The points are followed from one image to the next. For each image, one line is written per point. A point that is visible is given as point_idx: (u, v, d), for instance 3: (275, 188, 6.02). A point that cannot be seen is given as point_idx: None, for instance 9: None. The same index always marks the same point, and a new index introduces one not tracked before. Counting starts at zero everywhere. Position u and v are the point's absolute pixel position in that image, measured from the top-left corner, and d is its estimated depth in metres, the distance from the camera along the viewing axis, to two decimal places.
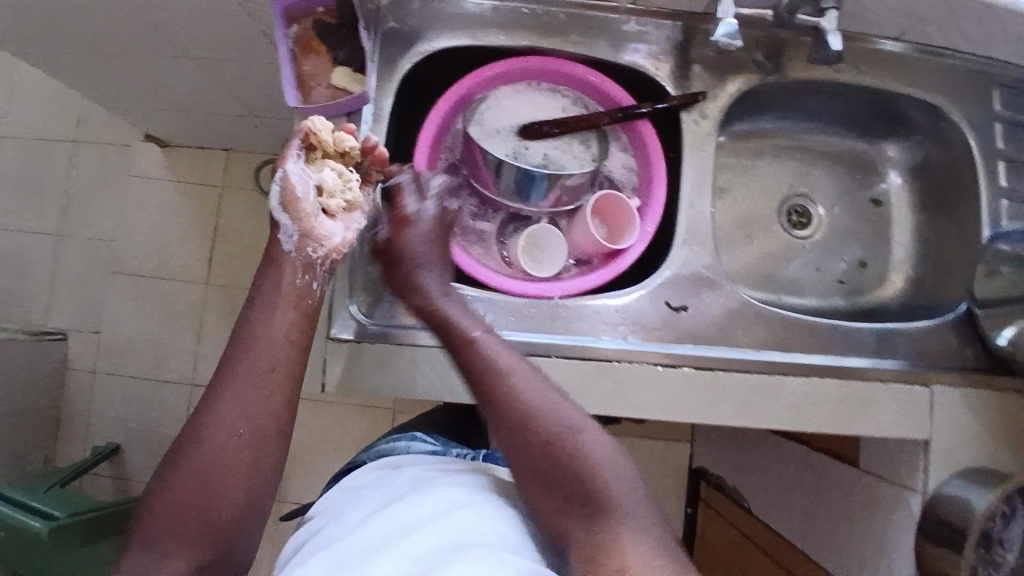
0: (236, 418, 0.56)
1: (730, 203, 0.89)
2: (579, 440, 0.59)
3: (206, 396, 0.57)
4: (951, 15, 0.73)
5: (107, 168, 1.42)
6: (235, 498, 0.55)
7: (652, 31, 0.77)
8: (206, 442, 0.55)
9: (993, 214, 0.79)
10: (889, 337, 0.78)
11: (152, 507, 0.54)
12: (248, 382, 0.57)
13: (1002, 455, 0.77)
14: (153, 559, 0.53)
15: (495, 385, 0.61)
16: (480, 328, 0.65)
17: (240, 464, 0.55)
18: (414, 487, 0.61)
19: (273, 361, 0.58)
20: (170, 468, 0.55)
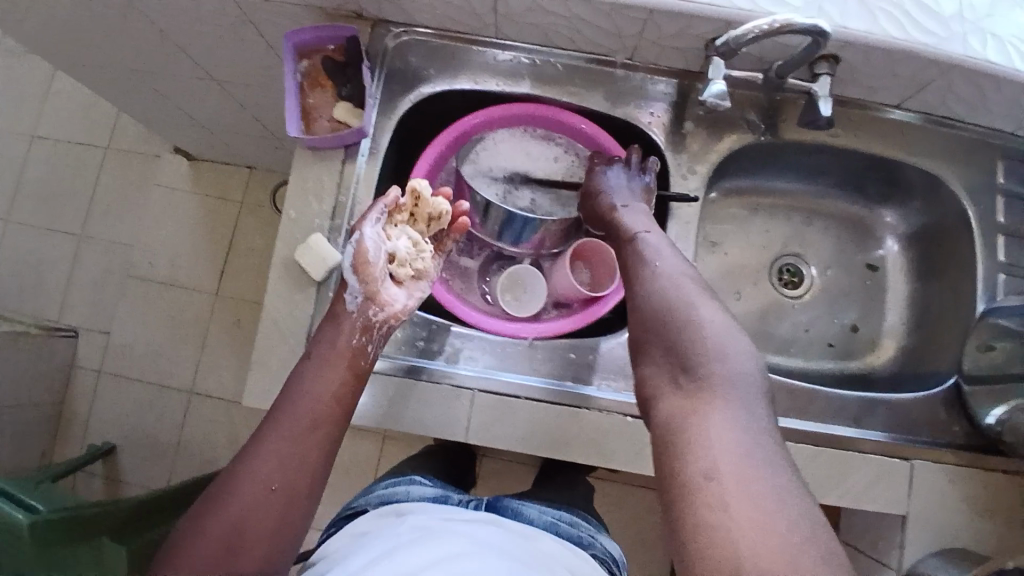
0: (273, 470, 0.58)
1: (721, 256, 0.89)
2: (704, 326, 0.54)
3: (253, 443, 0.59)
4: (949, 85, 0.74)
5: (134, 175, 1.47)
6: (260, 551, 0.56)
7: (647, 87, 0.81)
8: (244, 489, 0.57)
9: (987, 285, 0.79)
10: (872, 405, 0.76)
11: (185, 545, 0.56)
12: (290, 437, 0.59)
13: (983, 536, 0.75)
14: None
15: (638, 264, 0.63)
16: (651, 232, 0.67)
17: (271, 516, 0.57)
18: (422, 533, 0.65)
19: (318, 419, 0.60)
20: (202, 513, 0.57)
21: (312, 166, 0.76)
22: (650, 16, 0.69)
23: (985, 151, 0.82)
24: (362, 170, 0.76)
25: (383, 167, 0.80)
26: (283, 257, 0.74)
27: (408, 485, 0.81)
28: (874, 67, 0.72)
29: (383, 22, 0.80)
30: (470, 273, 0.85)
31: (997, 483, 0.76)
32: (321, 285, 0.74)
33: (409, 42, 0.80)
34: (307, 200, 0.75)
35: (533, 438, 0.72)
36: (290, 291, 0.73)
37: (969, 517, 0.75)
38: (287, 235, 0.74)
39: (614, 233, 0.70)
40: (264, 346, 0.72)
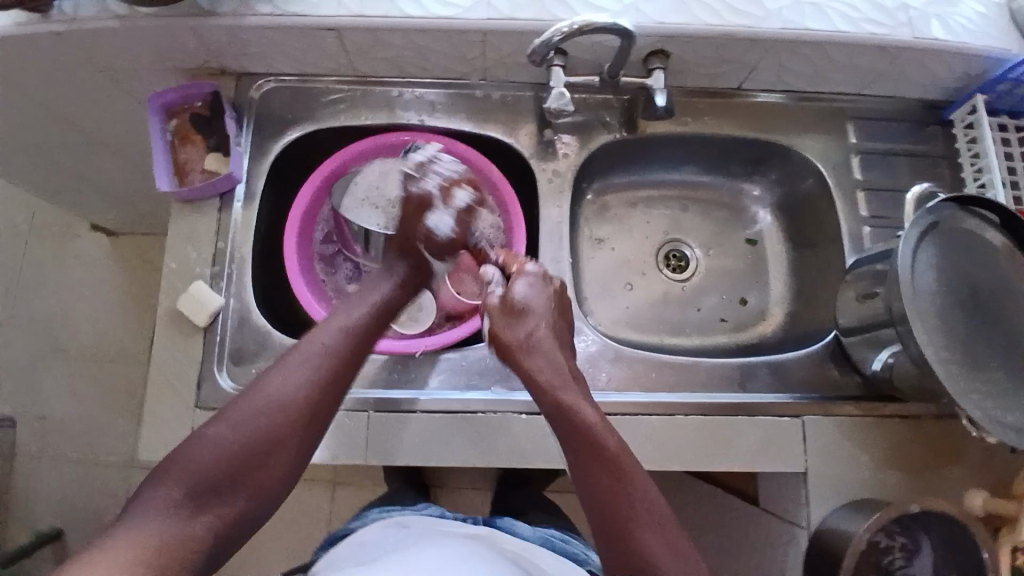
0: (302, 398, 0.60)
1: (606, 252, 0.95)
2: (649, 528, 0.56)
3: (281, 366, 0.61)
4: (777, 60, 0.79)
5: (56, 256, 1.46)
6: (273, 483, 0.58)
7: (505, 102, 0.86)
8: (276, 415, 0.58)
9: (853, 241, 0.82)
10: (751, 369, 0.81)
11: (195, 457, 0.55)
12: (319, 372, 0.61)
13: (882, 481, 0.77)
14: (189, 507, 0.53)
15: (605, 464, 0.58)
16: (590, 404, 0.62)
17: (289, 448, 0.59)
18: (437, 536, 0.72)
19: (349, 355, 0.64)
20: (229, 419, 0.58)
21: (188, 217, 0.80)
22: (485, 37, 0.76)
23: (835, 116, 0.86)
24: (237, 214, 0.81)
25: (261, 210, 0.84)
26: (167, 308, 0.77)
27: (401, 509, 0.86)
28: (700, 54, 0.78)
29: (246, 75, 0.84)
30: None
31: (894, 429, 0.79)
32: (206, 330, 0.77)
33: (271, 90, 0.85)
34: (185, 251, 0.79)
35: (429, 448, 0.75)
36: (177, 340, 0.76)
37: (870, 467, 0.77)
38: (170, 288, 0.78)
39: (533, 381, 0.64)
40: (158, 396, 0.74)
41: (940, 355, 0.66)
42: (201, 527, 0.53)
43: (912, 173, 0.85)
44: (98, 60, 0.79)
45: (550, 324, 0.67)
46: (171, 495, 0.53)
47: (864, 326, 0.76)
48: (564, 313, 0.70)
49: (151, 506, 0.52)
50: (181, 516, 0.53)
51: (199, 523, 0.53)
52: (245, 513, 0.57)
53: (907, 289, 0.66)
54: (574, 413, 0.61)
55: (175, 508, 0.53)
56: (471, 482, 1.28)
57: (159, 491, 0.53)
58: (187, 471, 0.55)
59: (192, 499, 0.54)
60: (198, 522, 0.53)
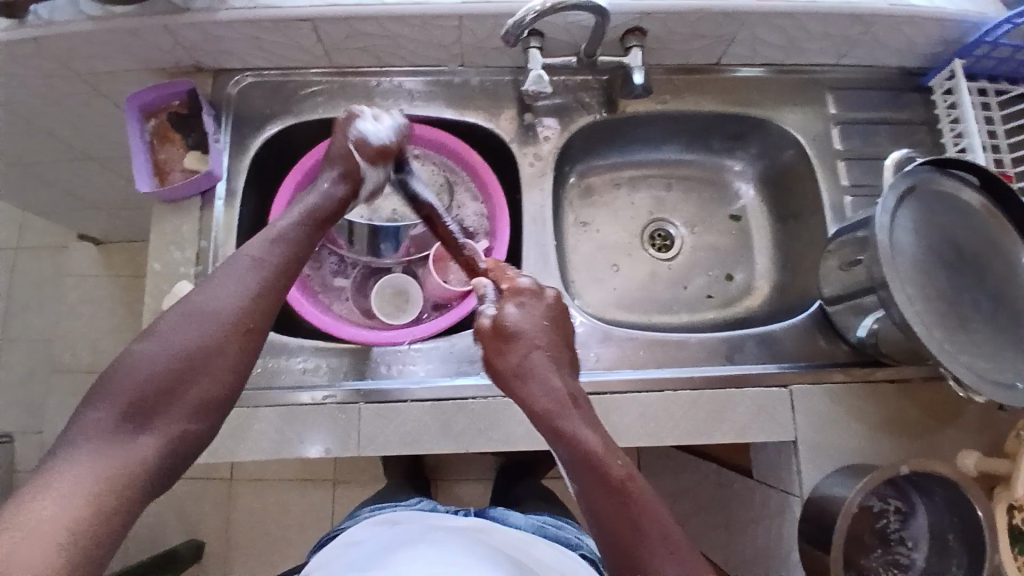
0: (238, 307, 0.55)
1: (592, 234, 0.95)
2: (657, 547, 0.52)
3: (212, 278, 0.56)
4: (752, 34, 0.80)
5: (44, 269, 1.45)
6: (217, 396, 0.54)
7: (485, 88, 0.86)
8: (209, 326, 0.54)
9: (835, 211, 0.83)
10: (739, 341, 0.81)
11: (123, 379, 0.51)
12: (255, 279, 0.57)
13: (874, 448, 0.77)
14: (125, 429, 0.49)
15: (603, 485, 0.55)
16: (592, 428, 0.58)
17: (230, 359, 0.54)
18: (427, 532, 0.72)
19: (283, 259, 0.59)
20: (157, 336, 0.53)
21: (170, 217, 0.80)
22: (460, 22, 0.76)
23: (812, 88, 0.87)
24: (219, 213, 0.81)
25: (243, 208, 0.84)
26: (154, 309, 0.77)
27: (394, 505, 0.86)
28: (676, 30, 0.78)
29: (222, 73, 0.85)
30: (346, 291, 0.89)
31: (883, 395, 0.79)
32: None
33: (249, 87, 0.85)
34: (170, 251, 0.79)
35: (422, 437, 0.76)
36: None
37: (862, 433, 0.77)
38: (156, 288, 0.78)
39: (532, 409, 0.60)
40: None
41: (923, 316, 0.67)
42: (142, 447, 0.49)
43: (891, 140, 0.85)
44: (74, 65, 0.79)
45: (547, 349, 0.63)
46: (104, 421, 0.49)
47: (849, 294, 0.76)
48: (563, 336, 0.66)
49: (83, 434, 0.48)
50: (119, 436, 0.49)
51: (138, 444, 0.49)
52: (190, 431, 0.52)
53: (887, 255, 0.66)
54: (574, 438, 0.57)
55: (111, 431, 0.48)
56: (471, 473, 1.29)
57: (89, 419, 0.49)
58: (119, 395, 0.50)
59: (127, 420, 0.49)
60: (141, 437, 0.49)
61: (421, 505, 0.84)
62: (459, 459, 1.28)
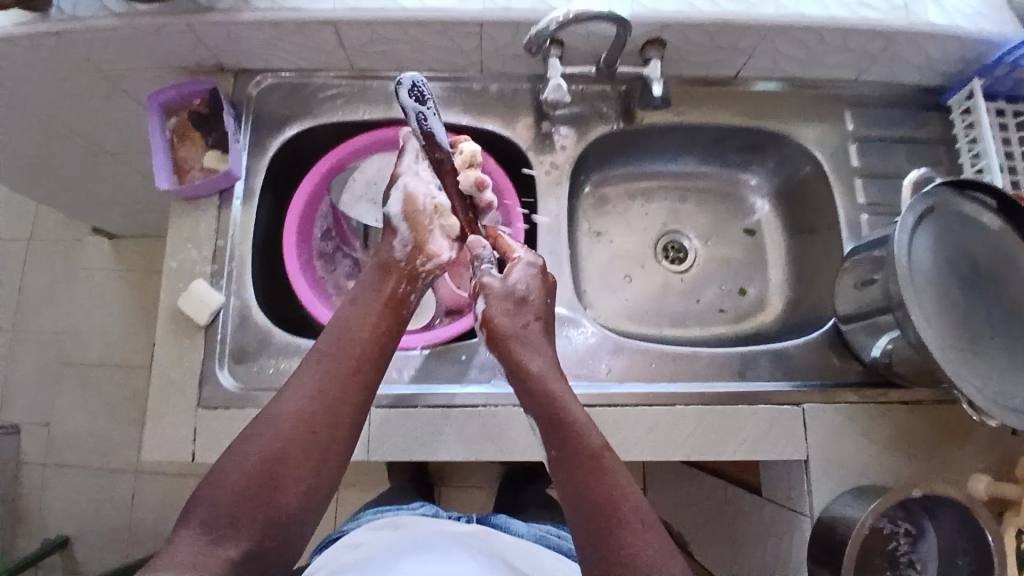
0: (313, 411, 0.60)
1: (605, 244, 0.95)
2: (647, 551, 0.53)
3: (289, 384, 0.62)
4: (773, 48, 0.80)
5: (57, 262, 1.46)
6: (296, 504, 0.57)
7: (503, 95, 0.86)
8: (280, 433, 0.58)
9: (852, 228, 0.82)
10: (752, 356, 0.81)
11: (211, 489, 0.56)
12: (326, 382, 0.61)
13: (885, 469, 0.77)
14: (206, 540, 0.54)
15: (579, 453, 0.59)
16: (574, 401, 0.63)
17: (305, 465, 0.58)
18: (429, 538, 0.71)
19: (355, 359, 0.63)
20: (241, 444, 0.58)
21: (187, 215, 0.80)
22: (482, 29, 0.77)
23: (831, 104, 0.87)
24: (236, 212, 0.81)
25: (259, 208, 0.84)
26: (167, 306, 0.77)
27: (394, 509, 0.85)
28: (697, 43, 0.78)
29: (243, 73, 0.85)
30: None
31: (896, 415, 0.78)
32: (207, 328, 0.77)
33: (269, 88, 0.85)
34: (185, 249, 0.79)
35: (431, 442, 0.75)
36: (178, 337, 0.76)
37: (874, 453, 0.77)
38: (170, 286, 0.78)
39: (522, 368, 0.64)
40: (161, 394, 0.75)
41: (940, 337, 0.66)
42: (219, 560, 0.53)
43: (910, 159, 0.85)
44: (97, 61, 0.80)
45: (544, 321, 0.69)
46: (192, 534, 0.54)
47: (863, 313, 0.76)
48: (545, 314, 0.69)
49: (172, 551, 0.53)
50: (204, 548, 0.53)
51: (218, 556, 0.53)
52: (268, 541, 0.56)
53: (905, 275, 0.66)
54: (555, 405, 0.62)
55: (197, 547, 0.53)
56: (476, 479, 1.28)
57: (183, 533, 0.54)
58: (206, 508, 0.55)
59: (210, 533, 0.54)
60: (221, 548, 0.54)
61: (424, 511, 0.83)
62: (464, 465, 1.28)
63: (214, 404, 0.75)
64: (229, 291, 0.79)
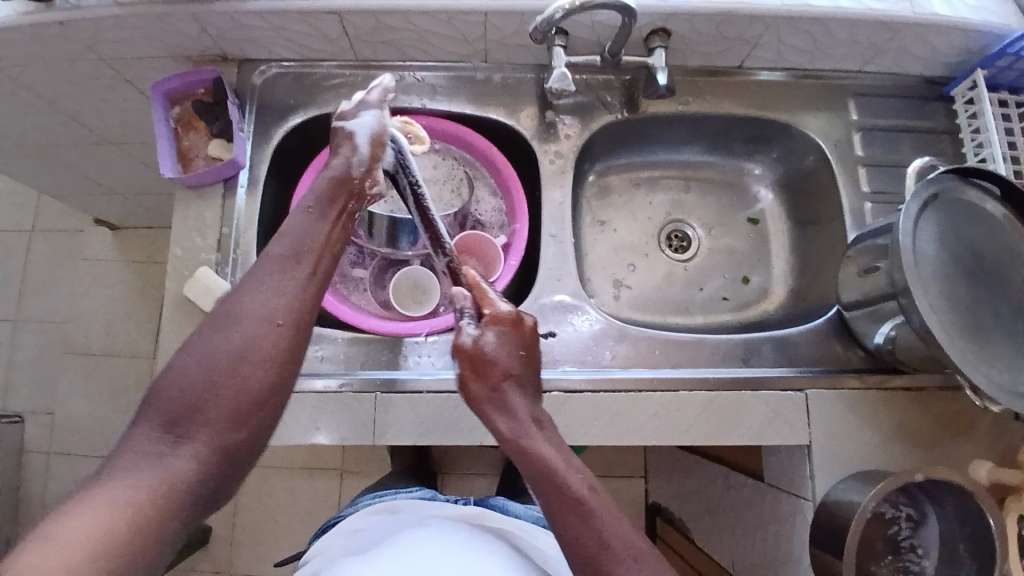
0: (276, 307, 0.53)
1: (609, 233, 0.96)
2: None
3: (245, 283, 0.54)
4: (778, 38, 0.80)
5: (60, 252, 1.46)
6: (264, 398, 0.51)
7: (508, 85, 0.86)
8: (241, 333, 0.52)
9: (855, 216, 0.83)
10: (755, 344, 0.82)
11: (165, 390, 0.49)
12: (296, 284, 0.55)
13: (887, 455, 0.78)
14: (166, 441, 0.47)
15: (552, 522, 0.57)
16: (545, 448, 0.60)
17: (269, 359, 0.52)
18: (428, 519, 0.72)
19: (315, 259, 0.57)
20: (198, 339, 0.52)
21: (193, 204, 0.80)
22: (487, 18, 0.77)
23: (834, 93, 0.87)
24: (242, 201, 0.81)
25: (265, 196, 0.84)
26: (175, 295, 0.78)
27: (394, 493, 0.85)
28: (701, 32, 0.78)
29: (248, 62, 0.85)
30: (364, 283, 0.90)
31: (899, 403, 0.79)
32: None
33: (273, 78, 0.86)
34: (192, 237, 0.80)
35: (436, 427, 0.76)
36: (185, 325, 0.77)
37: (875, 440, 0.77)
38: (177, 274, 0.78)
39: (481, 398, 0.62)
40: None
41: (943, 324, 0.67)
42: (181, 461, 0.47)
43: (912, 148, 0.85)
44: (101, 49, 0.79)
45: (510, 372, 0.63)
46: (147, 435, 0.47)
47: (868, 300, 0.76)
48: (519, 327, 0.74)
49: (128, 454, 0.46)
50: (157, 452, 0.47)
51: (177, 457, 0.47)
52: (239, 436, 0.50)
53: (909, 261, 0.66)
54: (551, 484, 0.57)
55: (150, 450, 0.47)
56: (479, 467, 1.29)
57: (135, 437, 0.47)
58: (161, 408, 0.48)
59: (169, 432, 0.47)
60: (175, 452, 0.47)
61: (422, 494, 0.83)
62: (467, 453, 1.29)
63: None
64: (236, 276, 0.79)
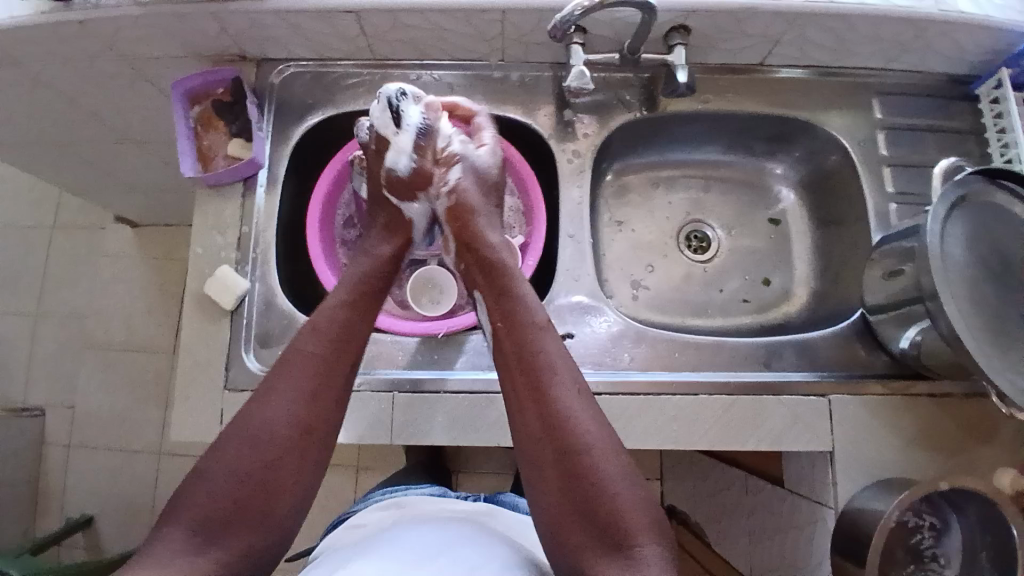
0: (297, 414, 0.60)
1: (627, 233, 0.95)
2: (609, 473, 0.57)
3: (268, 386, 0.62)
4: (802, 35, 0.78)
5: (82, 248, 1.48)
6: (288, 506, 0.59)
7: (527, 83, 0.86)
8: (268, 441, 0.59)
9: (880, 217, 0.81)
10: (776, 346, 0.80)
11: (196, 492, 0.57)
12: (310, 385, 0.62)
13: (911, 462, 0.76)
14: (195, 544, 0.54)
15: (579, 456, 0.57)
16: (566, 372, 0.61)
17: (292, 464, 0.59)
18: (444, 519, 0.69)
19: (337, 359, 0.64)
20: (226, 443, 0.59)
21: (212, 202, 0.81)
22: (505, 16, 0.76)
23: (859, 92, 0.85)
24: (261, 200, 0.81)
25: (283, 195, 0.84)
26: (193, 293, 0.78)
27: (403, 490, 0.85)
28: (723, 29, 0.77)
29: (266, 61, 0.85)
30: None
31: (924, 408, 0.77)
32: (232, 315, 0.78)
33: (292, 77, 0.86)
34: (211, 235, 0.80)
35: (451, 428, 0.76)
36: (203, 323, 0.77)
37: (899, 446, 0.76)
38: (196, 272, 0.79)
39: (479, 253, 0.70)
40: (189, 379, 0.76)
41: (972, 328, 0.65)
42: (210, 563, 0.54)
43: (939, 147, 0.83)
44: (122, 48, 0.80)
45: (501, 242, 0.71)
46: (179, 535, 0.55)
47: (893, 303, 0.75)
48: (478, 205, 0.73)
49: (156, 551, 0.53)
50: (187, 553, 0.54)
51: (207, 559, 0.54)
52: (262, 541, 0.57)
53: (937, 265, 0.65)
54: (543, 377, 0.61)
55: (183, 553, 0.54)
56: (493, 466, 1.29)
57: (164, 537, 0.55)
58: (192, 515, 0.56)
59: (197, 538, 0.55)
60: (205, 555, 0.54)
61: (431, 490, 0.83)
62: (481, 453, 1.28)
63: (237, 389, 0.75)
64: (254, 275, 0.79)
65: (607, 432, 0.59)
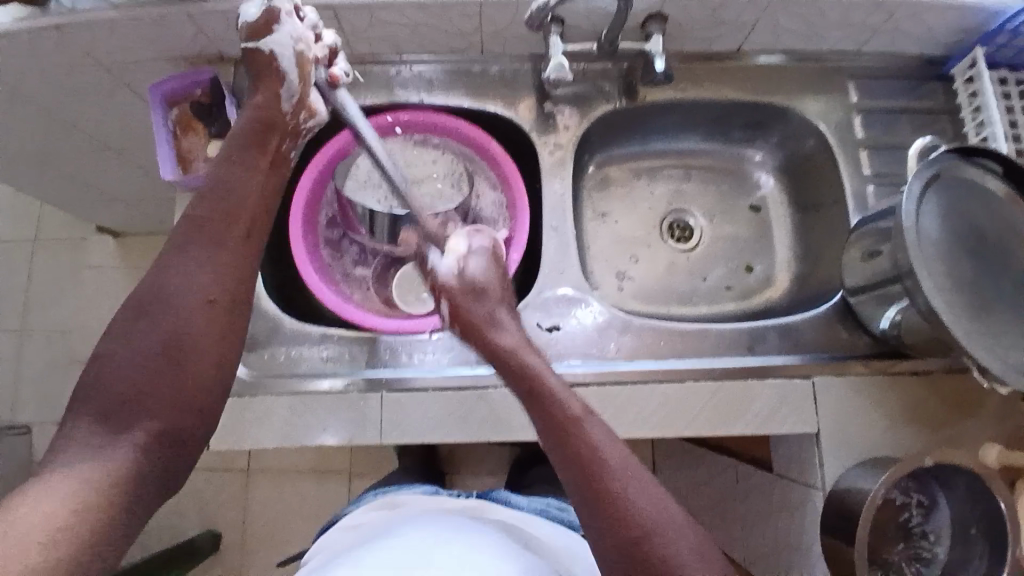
0: (204, 283, 0.53)
1: (610, 224, 0.95)
2: (638, 498, 0.51)
3: (170, 257, 0.54)
4: (774, 21, 0.79)
5: (63, 261, 1.46)
6: (209, 375, 0.52)
7: (505, 77, 0.86)
8: (172, 316, 0.51)
9: (858, 199, 0.82)
10: (761, 331, 0.81)
11: (97, 380, 0.49)
12: (211, 251, 0.54)
13: (896, 440, 0.77)
14: (103, 435, 0.47)
15: (604, 484, 0.51)
16: (573, 401, 0.56)
17: (207, 334, 0.52)
18: (439, 514, 0.70)
19: (244, 227, 0.56)
20: (129, 319, 0.51)
21: None
22: (481, 10, 0.76)
23: (834, 78, 0.86)
24: None
25: None
26: None
27: (397, 489, 0.85)
28: (697, 16, 0.78)
29: (244, 62, 0.85)
30: (367, 281, 0.91)
31: (907, 386, 0.78)
32: None
33: None
34: None
35: (440, 423, 0.76)
36: None
37: (884, 424, 0.77)
38: None
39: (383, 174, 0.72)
40: None
41: (950, 303, 0.66)
42: (124, 451, 0.47)
43: (913, 129, 0.85)
44: (97, 55, 0.79)
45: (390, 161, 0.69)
46: (85, 428, 0.47)
47: (874, 284, 0.75)
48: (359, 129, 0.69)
49: (65, 447, 0.47)
50: (100, 446, 0.47)
51: (122, 448, 0.47)
52: (183, 423, 0.50)
53: (914, 241, 0.66)
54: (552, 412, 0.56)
55: (90, 445, 0.47)
56: (486, 466, 1.28)
57: (71, 430, 0.47)
58: (95, 402, 0.48)
59: (106, 427, 0.47)
60: (119, 445, 0.47)
61: (423, 488, 0.83)
62: (473, 452, 1.28)
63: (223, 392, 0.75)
64: None
65: (628, 459, 0.53)
